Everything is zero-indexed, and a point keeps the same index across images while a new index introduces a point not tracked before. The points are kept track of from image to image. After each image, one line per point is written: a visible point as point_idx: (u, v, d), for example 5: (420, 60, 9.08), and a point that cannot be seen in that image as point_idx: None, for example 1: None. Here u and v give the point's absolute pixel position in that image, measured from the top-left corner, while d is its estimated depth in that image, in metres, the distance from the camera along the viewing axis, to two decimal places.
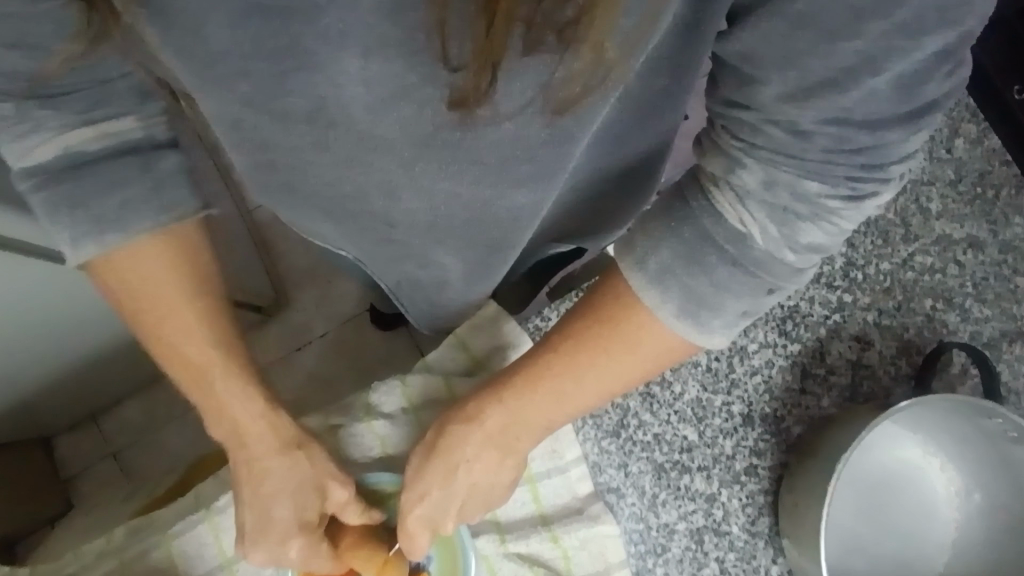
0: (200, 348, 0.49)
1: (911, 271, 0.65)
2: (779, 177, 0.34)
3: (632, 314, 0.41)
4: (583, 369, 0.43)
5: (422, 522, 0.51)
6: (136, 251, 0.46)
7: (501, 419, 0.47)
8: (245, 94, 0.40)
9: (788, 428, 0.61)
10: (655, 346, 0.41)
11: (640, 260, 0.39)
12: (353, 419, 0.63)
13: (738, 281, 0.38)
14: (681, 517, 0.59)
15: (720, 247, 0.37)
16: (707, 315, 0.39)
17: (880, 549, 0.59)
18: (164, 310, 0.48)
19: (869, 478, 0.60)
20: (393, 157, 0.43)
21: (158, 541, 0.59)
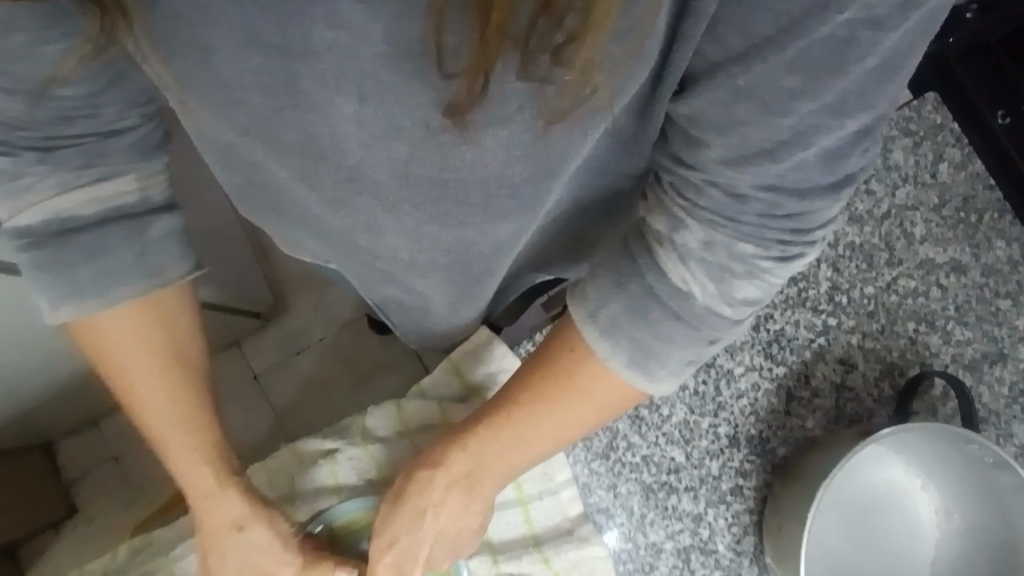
0: (165, 416, 0.54)
1: (895, 295, 0.66)
2: (716, 240, 0.38)
3: (585, 367, 0.45)
4: (538, 416, 0.48)
5: (390, 567, 0.55)
6: (106, 327, 0.51)
7: (464, 464, 0.51)
8: (242, 123, 0.42)
9: (774, 449, 0.63)
10: (606, 393, 0.45)
11: (592, 313, 0.43)
12: (347, 443, 0.65)
13: (681, 333, 0.41)
14: (668, 536, 0.61)
15: (663, 301, 0.41)
16: (654, 365, 0.43)
17: (863, 566, 0.60)
18: (132, 383, 0.53)
19: (852, 499, 0.62)
20: (378, 198, 0.44)
21: (159, 563, 0.60)
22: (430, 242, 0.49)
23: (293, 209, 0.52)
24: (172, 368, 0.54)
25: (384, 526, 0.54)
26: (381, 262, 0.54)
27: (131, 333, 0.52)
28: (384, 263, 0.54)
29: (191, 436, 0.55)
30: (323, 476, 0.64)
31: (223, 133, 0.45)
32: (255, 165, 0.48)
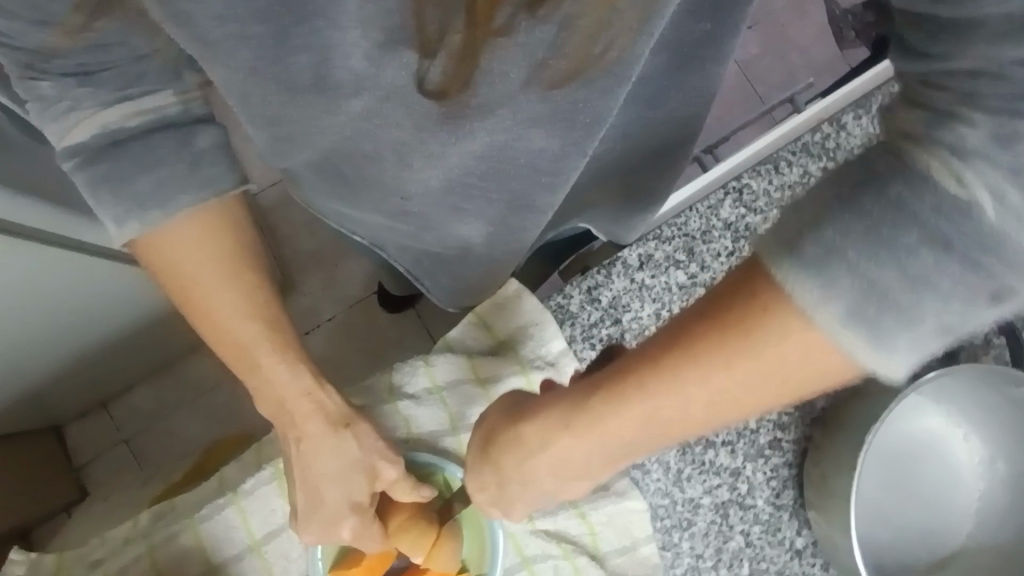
0: (241, 327, 0.50)
1: None
2: (1023, 128, 0.26)
3: (775, 323, 0.32)
4: (691, 392, 0.35)
5: (486, 508, 0.53)
6: (175, 233, 0.48)
7: (578, 445, 0.42)
8: (251, 54, 0.41)
9: (812, 401, 0.61)
10: (802, 361, 0.33)
11: (792, 244, 0.30)
12: (376, 400, 0.64)
13: (952, 277, 0.28)
14: (706, 491, 0.59)
15: (917, 217, 0.28)
16: (893, 325, 0.30)
17: (904, 519, 0.59)
18: (204, 292, 0.49)
19: (894, 450, 0.60)
20: (407, 109, 0.43)
21: (183, 527, 0.59)
22: (462, 168, 0.48)
23: (316, 147, 0.50)
24: (243, 273, 0.50)
25: (479, 476, 0.50)
26: (409, 204, 0.54)
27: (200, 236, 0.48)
28: (411, 204, 0.54)
29: (273, 343, 0.51)
30: None
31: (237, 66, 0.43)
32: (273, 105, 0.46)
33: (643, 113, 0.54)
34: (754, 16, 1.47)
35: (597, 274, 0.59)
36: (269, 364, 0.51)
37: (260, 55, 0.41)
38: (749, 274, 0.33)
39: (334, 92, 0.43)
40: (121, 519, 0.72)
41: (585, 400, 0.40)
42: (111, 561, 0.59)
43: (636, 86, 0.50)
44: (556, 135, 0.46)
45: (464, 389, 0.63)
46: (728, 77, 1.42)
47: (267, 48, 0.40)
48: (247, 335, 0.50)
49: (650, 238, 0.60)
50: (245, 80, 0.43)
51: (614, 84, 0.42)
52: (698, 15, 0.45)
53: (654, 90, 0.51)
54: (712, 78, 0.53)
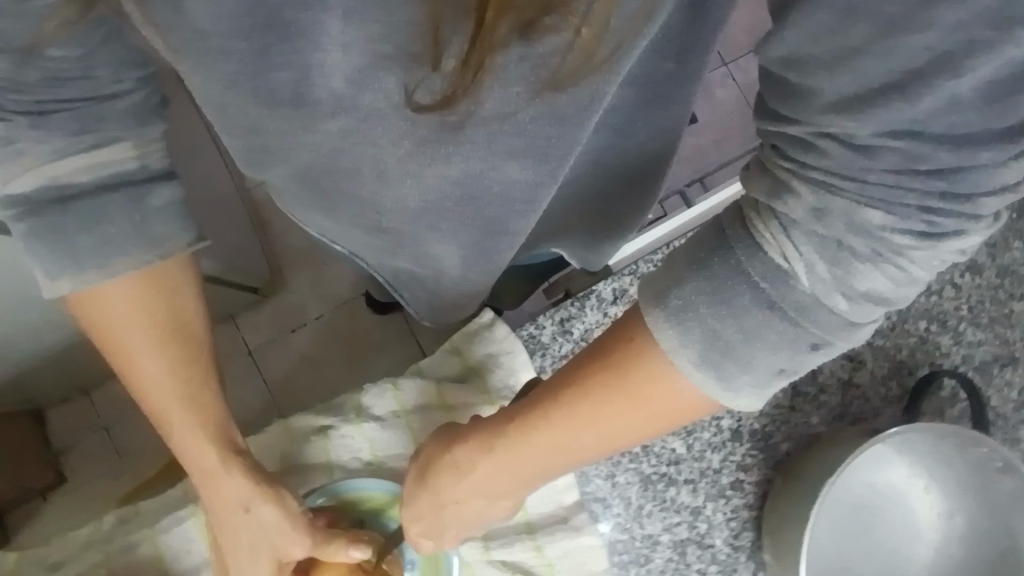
0: (165, 387, 0.52)
1: None
2: (833, 205, 0.33)
3: (644, 364, 0.39)
4: (584, 420, 0.42)
5: (422, 532, 0.54)
6: (110, 298, 0.49)
7: (489, 468, 0.47)
8: (229, 74, 0.43)
9: (776, 445, 0.62)
10: (665, 399, 0.40)
11: (662, 296, 0.38)
12: (342, 420, 0.63)
13: (774, 332, 0.36)
14: (665, 528, 0.60)
15: (749, 284, 0.36)
16: (733, 368, 0.37)
17: (862, 569, 0.60)
18: (132, 354, 0.51)
19: (856, 500, 0.61)
20: (386, 128, 0.45)
21: (143, 535, 0.58)
22: (438, 192, 0.51)
23: (295, 158, 0.51)
24: (169, 343, 0.52)
25: (415, 508, 0.53)
26: (385, 219, 0.57)
27: (132, 304, 0.50)
28: (388, 220, 0.57)
29: (191, 412, 0.53)
30: (317, 452, 0.63)
31: (223, 75, 0.43)
32: (256, 113, 0.47)
33: (615, 140, 0.56)
34: (757, 42, 1.47)
35: (570, 306, 0.59)
36: (183, 430, 0.53)
37: (240, 70, 0.42)
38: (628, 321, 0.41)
39: (312, 108, 0.45)
40: (86, 519, 0.73)
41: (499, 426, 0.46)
42: (69, 564, 0.59)
43: (607, 116, 0.52)
44: (530, 168, 0.48)
45: (432, 415, 0.62)
46: (726, 101, 1.44)
47: (249, 64, 0.42)
48: (169, 402, 0.52)
49: (626, 273, 0.60)
50: (224, 92, 0.45)
51: (584, 117, 0.43)
52: (664, 54, 0.47)
53: (624, 120, 0.53)
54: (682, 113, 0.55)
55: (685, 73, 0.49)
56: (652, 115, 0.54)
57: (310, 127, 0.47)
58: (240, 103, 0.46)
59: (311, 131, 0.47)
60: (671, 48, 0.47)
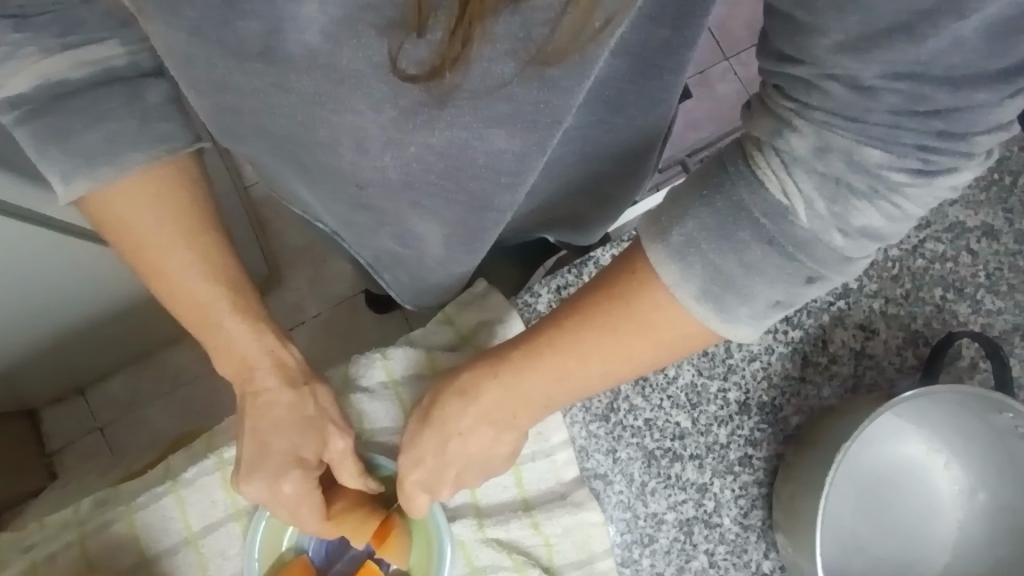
0: (197, 278, 0.50)
1: (921, 259, 0.61)
2: (834, 143, 0.31)
3: (648, 293, 0.38)
4: (588, 350, 0.40)
5: (419, 485, 0.51)
6: (131, 193, 0.48)
7: (498, 394, 0.45)
8: (192, 21, 0.41)
9: (786, 418, 0.58)
10: (665, 329, 0.38)
11: (663, 232, 0.36)
12: (329, 392, 0.59)
13: (773, 265, 0.35)
14: (670, 507, 0.57)
15: (751, 218, 0.34)
16: (733, 300, 0.36)
17: (879, 548, 0.57)
18: (157, 250, 0.49)
19: (870, 475, 0.57)
20: (363, 93, 0.43)
21: (119, 514, 0.55)
22: (421, 162, 0.49)
23: (269, 130, 0.50)
24: (199, 235, 0.50)
25: (415, 453, 0.49)
26: (366, 193, 0.54)
27: (151, 197, 0.48)
28: (370, 193, 0.54)
29: (228, 299, 0.51)
30: None
31: (188, 22, 0.42)
32: (224, 68, 0.44)
33: (606, 112, 0.54)
34: (757, 34, 1.46)
35: (567, 273, 0.57)
36: (227, 323, 0.51)
37: (206, 16, 0.41)
38: (630, 252, 0.39)
39: (286, 64, 0.43)
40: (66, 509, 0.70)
41: (503, 356, 0.45)
42: (37, 547, 0.55)
43: (595, 89, 0.50)
44: (517, 137, 0.45)
45: (421, 384, 0.59)
46: (727, 95, 1.42)
47: (213, 8, 0.40)
48: (208, 295, 0.51)
49: (625, 239, 0.58)
50: (189, 41, 0.43)
51: (573, 82, 0.41)
52: (658, 18, 0.45)
53: (614, 93, 0.51)
54: (673, 85, 0.53)
55: (679, 38, 0.47)
56: (643, 85, 0.51)
57: (283, 85, 0.44)
58: (204, 56, 0.44)
59: (283, 90, 0.45)
60: (670, 11, 0.45)
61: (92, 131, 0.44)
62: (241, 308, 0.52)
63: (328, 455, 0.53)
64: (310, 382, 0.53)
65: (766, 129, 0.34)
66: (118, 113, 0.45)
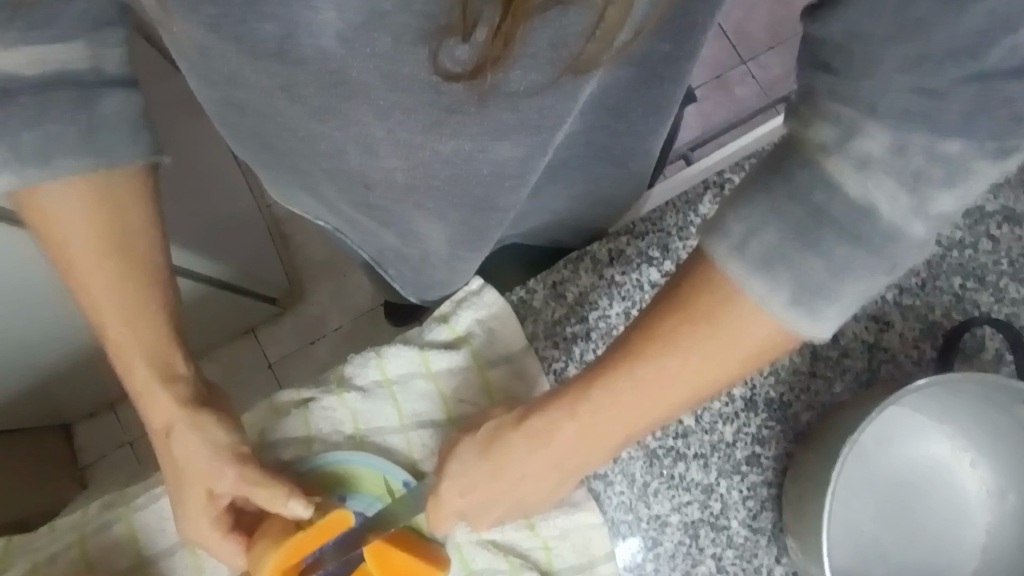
0: (103, 300, 0.49)
1: (936, 246, 0.58)
2: (913, 139, 0.29)
3: (732, 309, 0.35)
4: (678, 374, 0.39)
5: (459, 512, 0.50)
6: (49, 205, 0.46)
7: (578, 429, 0.43)
8: (212, 18, 0.42)
9: (796, 415, 0.56)
10: (756, 339, 0.36)
11: (736, 247, 0.33)
12: (323, 391, 0.58)
13: (860, 260, 0.32)
14: (674, 509, 0.54)
15: (833, 221, 0.32)
16: (821, 304, 0.33)
17: (903, 554, 0.53)
18: (70, 260, 0.48)
19: (891, 476, 0.54)
20: (369, 104, 0.44)
21: (117, 516, 0.55)
22: (428, 166, 0.48)
23: (266, 116, 0.50)
24: (112, 258, 0.48)
25: (463, 480, 0.48)
26: (372, 194, 0.54)
27: (74, 214, 0.46)
28: (377, 193, 0.54)
29: (130, 326, 0.50)
30: (297, 426, 0.57)
31: (206, 17, 0.42)
32: (238, 60, 0.45)
33: (612, 120, 0.53)
34: (777, 38, 1.43)
35: (563, 268, 0.56)
36: (121, 345, 0.50)
37: (226, 13, 0.41)
38: (699, 272, 0.36)
39: (298, 66, 0.42)
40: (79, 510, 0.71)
41: (579, 393, 0.42)
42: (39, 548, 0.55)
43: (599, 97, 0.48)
44: (520, 141, 0.45)
45: (419, 383, 0.58)
46: (747, 99, 1.39)
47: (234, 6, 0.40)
48: (108, 315, 0.49)
49: (623, 233, 0.56)
50: (207, 37, 0.43)
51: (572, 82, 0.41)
52: (664, 36, 0.44)
53: (618, 100, 0.50)
54: (672, 94, 0.52)
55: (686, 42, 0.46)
56: (650, 90, 0.50)
57: (291, 87, 0.45)
58: (221, 48, 0.44)
59: (291, 93, 0.45)
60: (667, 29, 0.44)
61: (39, 130, 0.42)
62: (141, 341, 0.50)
63: (214, 490, 0.52)
64: (196, 423, 0.51)
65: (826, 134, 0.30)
66: (61, 118, 0.42)
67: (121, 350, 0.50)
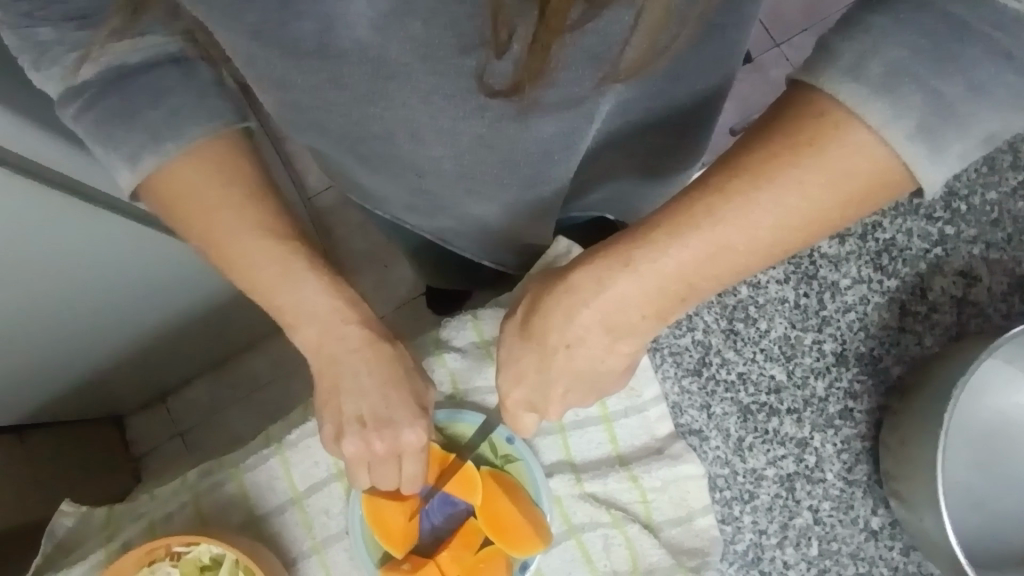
0: (264, 245, 0.40)
1: (1022, 202, 0.59)
2: None
3: (834, 140, 0.30)
4: (762, 210, 0.32)
5: (520, 403, 0.43)
6: (187, 166, 0.39)
7: (641, 289, 0.35)
8: (253, 24, 0.37)
9: (886, 368, 0.57)
10: (864, 168, 0.31)
11: (856, 64, 0.29)
12: (423, 353, 0.58)
13: (1002, 87, 0.28)
14: (769, 462, 0.55)
15: (980, 34, 0.28)
16: (952, 134, 0.29)
17: (998, 502, 0.54)
18: (221, 220, 0.40)
19: (985, 427, 0.55)
20: (413, 87, 0.39)
21: (228, 476, 0.56)
22: (472, 154, 0.44)
23: (328, 126, 0.45)
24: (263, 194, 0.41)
25: (523, 359, 0.41)
26: (425, 181, 0.50)
27: (210, 168, 0.40)
28: (429, 181, 0.49)
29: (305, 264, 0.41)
30: None
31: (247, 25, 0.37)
32: (287, 70, 0.39)
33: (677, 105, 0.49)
34: None
35: None
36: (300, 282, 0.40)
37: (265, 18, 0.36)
38: (800, 99, 0.31)
39: (339, 61, 0.38)
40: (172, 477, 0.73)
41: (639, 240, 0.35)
42: (154, 513, 0.56)
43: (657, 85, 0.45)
44: (561, 120, 0.42)
45: None
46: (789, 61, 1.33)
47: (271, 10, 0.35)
48: (274, 261, 0.40)
49: None
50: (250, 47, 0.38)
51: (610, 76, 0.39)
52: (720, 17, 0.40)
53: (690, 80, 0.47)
54: (735, 44, 0.45)
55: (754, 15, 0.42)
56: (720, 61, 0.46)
57: (338, 83, 0.39)
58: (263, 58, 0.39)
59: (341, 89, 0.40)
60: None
61: (163, 105, 0.38)
62: (333, 281, 0.42)
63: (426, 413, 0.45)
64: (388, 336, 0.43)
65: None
66: (171, 93, 0.39)
67: (308, 311, 0.41)
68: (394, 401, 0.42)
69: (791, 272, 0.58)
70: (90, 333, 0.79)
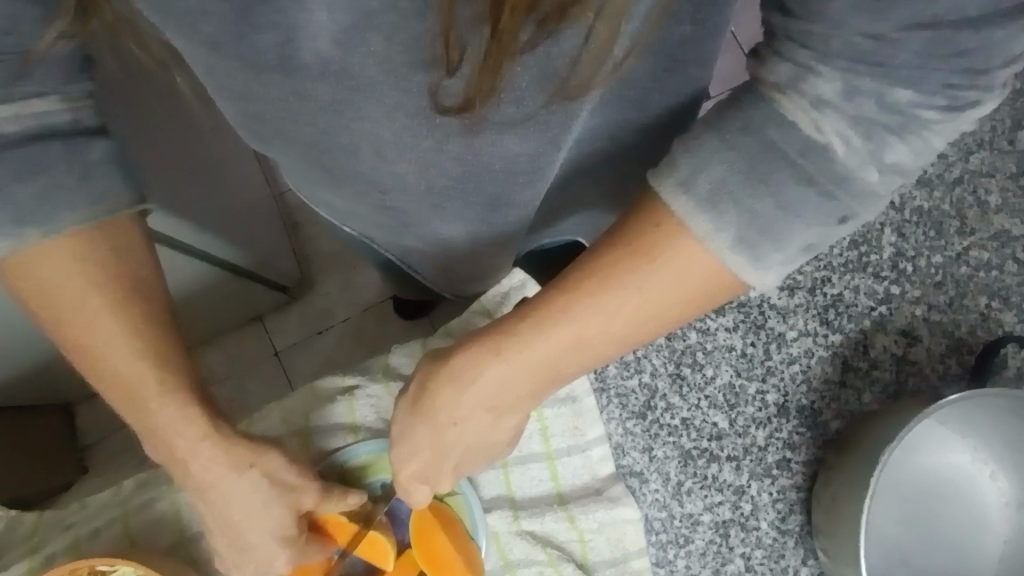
0: (128, 364, 0.37)
1: (965, 266, 0.62)
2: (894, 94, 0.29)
3: (670, 252, 0.29)
4: (608, 315, 0.31)
5: (415, 478, 0.41)
6: (43, 259, 0.35)
7: (500, 382, 0.35)
8: (211, 36, 0.31)
9: (825, 422, 0.58)
10: (700, 276, 0.30)
11: (686, 179, 0.28)
12: (369, 379, 0.57)
13: (811, 205, 0.27)
14: (706, 508, 0.57)
15: (787, 158, 0.27)
16: (767, 247, 0.28)
17: (925, 559, 0.56)
18: (80, 330, 0.37)
19: (914, 484, 0.57)
20: (379, 102, 0.33)
21: (162, 492, 0.55)
22: (437, 168, 0.38)
23: (293, 136, 0.38)
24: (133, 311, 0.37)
25: (410, 443, 0.39)
26: (389, 198, 0.43)
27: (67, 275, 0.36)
28: (395, 198, 0.42)
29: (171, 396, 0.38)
30: (341, 413, 0.56)
31: (204, 37, 0.32)
32: (243, 78, 0.34)
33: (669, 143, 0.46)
34: None
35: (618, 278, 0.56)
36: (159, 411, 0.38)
37: (222, 30, 0.31)
38: (643, 207, 0.30)
39: (300, 75, 0.32)
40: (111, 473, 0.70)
41: (501, 333, 0.34)
42: (80, 524, 0.54)
43: (640, 117, 0.41)
44: (532, 140, 0.36)
45: None
46: None
47: (229, 22, 0.30)
48: (140, 383, 0.38)
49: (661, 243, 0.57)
50: (208, 56, 0.33)
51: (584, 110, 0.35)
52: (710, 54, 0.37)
53: (684, 116, 0.43)
54: None
55: None
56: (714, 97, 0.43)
57: (303, 94, 0.34)
58: (216, 66, 0.34)
59: (304, 100, 0.34)
60: (687, 4, 0.32)
61: (57, 156, 0.32)
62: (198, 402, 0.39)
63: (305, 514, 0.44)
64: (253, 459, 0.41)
65: (781, 76, 0.26)
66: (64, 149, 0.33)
67: (162, 433, 0.39)
68: (259, 523, 0.42)
69: (740, 321, 0.60)
70: (28, 343, 0.72)
